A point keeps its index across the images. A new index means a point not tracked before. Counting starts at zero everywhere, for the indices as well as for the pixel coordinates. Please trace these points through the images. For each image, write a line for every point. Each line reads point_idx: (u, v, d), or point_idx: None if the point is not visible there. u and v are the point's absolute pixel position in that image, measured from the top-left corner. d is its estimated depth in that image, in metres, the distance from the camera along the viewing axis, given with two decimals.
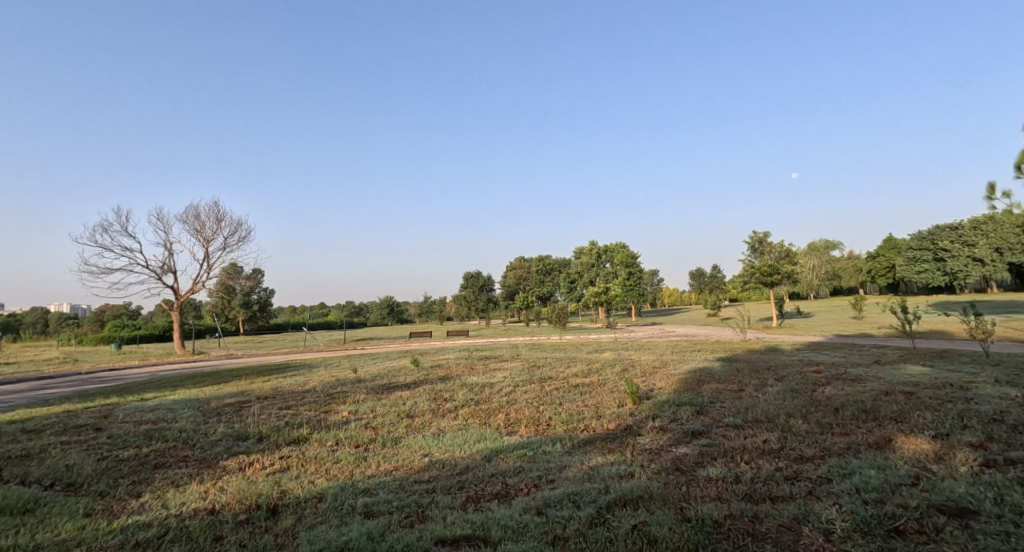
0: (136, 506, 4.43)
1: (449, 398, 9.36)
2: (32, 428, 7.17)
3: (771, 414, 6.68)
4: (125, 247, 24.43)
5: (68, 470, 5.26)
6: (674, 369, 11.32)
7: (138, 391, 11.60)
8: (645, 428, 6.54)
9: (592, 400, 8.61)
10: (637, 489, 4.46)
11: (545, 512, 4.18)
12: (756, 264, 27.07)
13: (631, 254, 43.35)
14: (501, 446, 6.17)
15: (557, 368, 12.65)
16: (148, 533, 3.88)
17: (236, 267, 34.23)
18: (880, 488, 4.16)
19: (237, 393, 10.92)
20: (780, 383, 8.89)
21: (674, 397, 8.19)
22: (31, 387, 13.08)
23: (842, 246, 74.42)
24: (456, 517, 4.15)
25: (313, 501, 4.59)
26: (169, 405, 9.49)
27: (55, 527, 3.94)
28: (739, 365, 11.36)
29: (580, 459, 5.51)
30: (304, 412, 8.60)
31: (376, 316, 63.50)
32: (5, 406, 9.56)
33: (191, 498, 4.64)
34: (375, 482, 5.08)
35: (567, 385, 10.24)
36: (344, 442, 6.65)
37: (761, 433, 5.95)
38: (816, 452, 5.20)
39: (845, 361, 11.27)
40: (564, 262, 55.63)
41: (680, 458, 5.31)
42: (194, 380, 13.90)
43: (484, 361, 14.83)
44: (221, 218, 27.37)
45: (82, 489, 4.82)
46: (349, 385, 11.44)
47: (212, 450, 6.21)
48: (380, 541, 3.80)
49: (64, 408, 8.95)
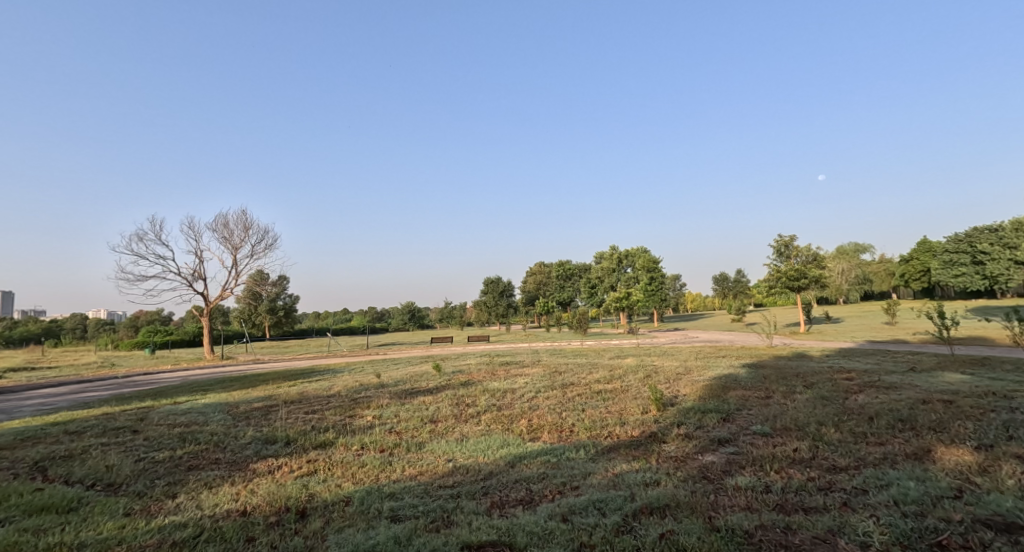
0: (172, 506, 4.55)
1: (472, 404, 9.38)
2: (73, 430, 7.42)
3: (801, 422, 6.54)
4: (159, 255, 24.64)
5: (108, 471, 5.43)
6: (700, 375, 11.13)
7: (171, 395, 11.91)
8: (670, 435, 6.45)
9: (615, 406, 8.53)
10: (664, 497, 4.40)
11: (571, 519, 4.16)
12: (782, 268, 26.56)
13: (652, 259, 42.61)
14: (524, 451, 6.17)
15: (580, 374, 12.59)
16: (184, 534, 3.98)
17: (262, 274, 34.91)
18: (919, 500, 4.02)
19: (265, 397, 11.12)
20: (810, 390, 8.69)
21: (700, 403, 8.07)
22: (72, 390, 13.56)
23: (872, 250, 72.75)
24: (482, 523, 4.15)
25: (340, 505, 4.65)
26: (200, 408, 9.70)
27: (97, 525, 4.07)
28: (767, 372, 11.10)
29: (604, 466, 5.46)
30: (329, 416, 8.73)
31: (398, 322, 63.99)
32: (45, 410, 9.87)
33: (223, 500, 4.74)
34: (400, 486, 5.11)
35: (590, 391, 10.18)
36: (369, 446, 6.73)
37: (790, 441, 5.82)
38: (850, 462, 5.06)
39: (879, 368, 10.94)
40: (584, 266, 53.91)
41: (707, 466, 5.22)
42: (223, 384, 14.23)
43: (506, 367, 14.81)
44: (249, 226, 28.02)
45: (121, 489, 4.97)
46: (372, 390, 11.57)
47: (241, 453, 6.35)
48: (406, 545, 3.82)
49: (101, 410, 9.26)
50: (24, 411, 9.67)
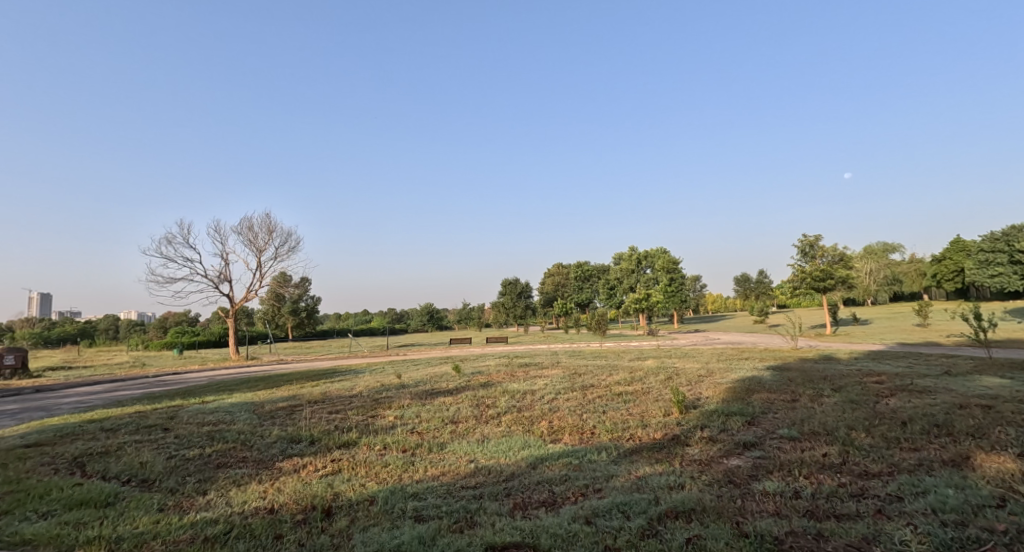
0: (203, 503, 4.65)
1: (492, 405, 9.39)
2: (109, 427, 7.64)
3: (830, 427, 6.38)
4: (186, 259, 26.92)
5: (141, 467, 5.56)
6: (722, 377, 10.95)
7: (199, 394, 12.21)
8: (694, 438, 6.37)
9: (637, 408, 8.46)
10: (689, 501, 4.34)
11: (595, 521, 4.13)
12: (807, 269, 26.00)
13: (673, 259, 42.15)
14: (546, 453, 6.14)
15: (600, 376, 12.50)
16: (215, 530, 4.07)
17: (285, 276, 35.63)
18: (959, 509, 3.89)
19: (289, 397, 11.30)
20: (838, 394, 8.48)
21: (723, 406, 7.93)
22: (104, 389, 13.99)
23: (902, 250, 70.99)
24: (505, 524, 4.15)
25: (365, 504, 4.69)
26: (228, 407, 9.93)
27: (134, 520, 4.18)
28: (793, 375, 10.86)
29: (627, 469, 5.41)
30: (351, 416, 8.83)
31: (417, 323, 64.50)
32: (81, 408, 10.17)
33: (252, 497, 4.83)
34: (423, 486, 5.13)
35: (611, 393, 10.09)
36: (392, 446, 6.78)
37: (819, 446, 5.69)
38: (883, 468, 4.92)
39: (913, 371, 10.60)
40: (603, 267, 53.50)
41: (733, 470, 5.13)
42: (249, 384, 14.48)
43: (524, 368, 14.79)
44: (273, 228, 28.59)
45: (155, 485, 5.09)
46: (393, 390, 11.70)
47: (268, 452, 6.45)
48: (430, 545, 3.84)
49: (136, 408, 9.52)
50: (62, 409, 9.97)
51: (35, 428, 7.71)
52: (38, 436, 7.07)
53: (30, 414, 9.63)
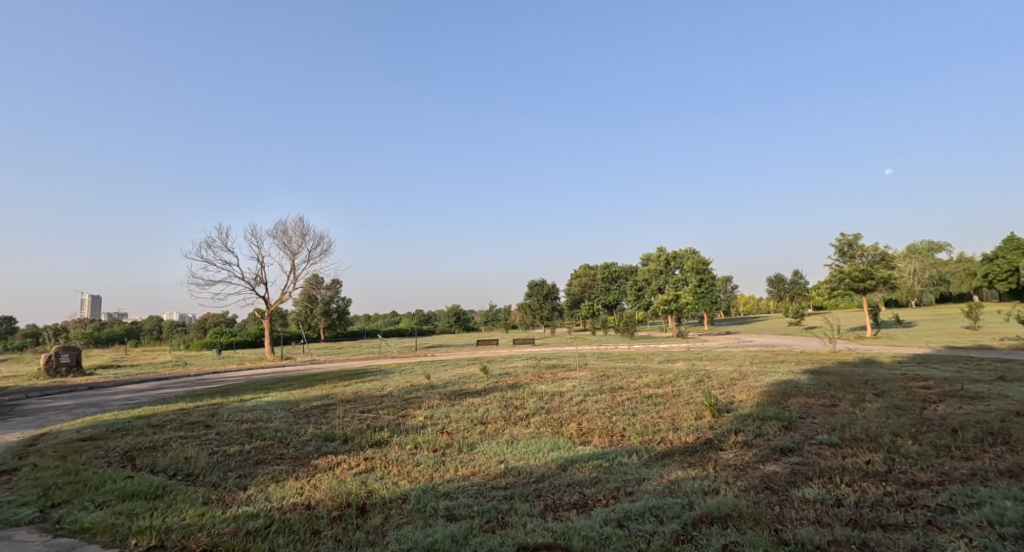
0: (244, 498, 4.80)
1: (520, 406, 9.40)
2: (155, 423, 7.96)
3: (873, 433, 6.17)
4: (225, 262, 27.17)
5: (186, 462, 5.78)
6: (757, 381, 10.70)
7: (238, 393, 12.59)
8: (727, 443, 6.24)
9: (667, 411, 8.33)
10: (724, 507, 4.25)
11: (627, 525, 4.09)
12: (845, 269, 25.18)
13: (702, 260, 41.39)
14: (576, 455, 6.11)
15: (629, 378, 12.34)
16: (256, 524, 4.19)
17: (317, 278, 36.50)
18: (1017, 522, 3.72)
19: (323, 396, 11.56)
20: (880, 399, 8.17)
21: (758, 410, 7.75)
22: (149, 387, 14.58)
23: (949, 249, 67.91)
24: (537, 525, 4.16)
25: (397, 503, 4.76)
26: (265, 406, 10.22)
27: (181, 512, 4.34)
28: (831, 378, 10.52)
29: (659, 473, 5.34)
30: (383, 416, 8.97)
31: (444, 325, 65.03)
32: (130, 404, 10.64)
33: (290, 493, 4.96)
34: (454, 486, 5.18)
35: (641, 395, 9.98)
36: (423, 445, 6.87)
37: (860, 453, 5.51)
38: (932, 477, 4.73)
39: (962, 376, 10.14)
40: (631, 268, 52.91)
41: (770, 476, 5.01)
42: (284, 383, 14.86)
43: (553, 370, 14.74)
44: (306, 232, 29.27)
45: (199, 479, 5.29)
46: (423, 390, 11.84)
47: (304, 449, 6.62)
48: (464, 544, 3.88)
49: (179, 406, 9.88)
50: (112, 405, 10.45)
51: (88, 422, 8.10)
52: (92, 430, 7.43)
53: (84, 409, 10.14)
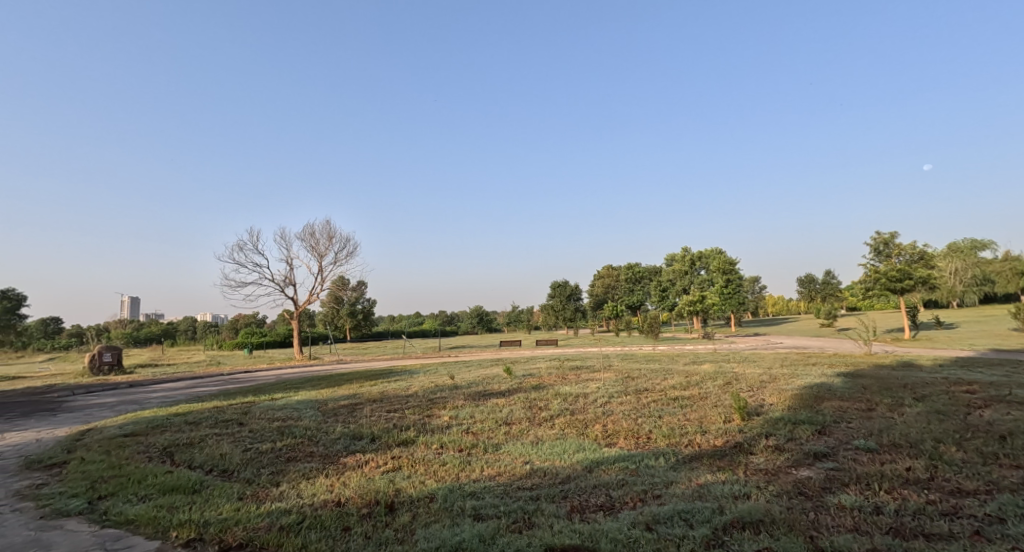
0: (276, 494, 4.91)
1: (545, 407, 9.39)
2: (192, 420, 8.20)
3: (913, 438, 5.97)
4: (256, 264, 28.26)
5: (222, 458, 5.94)
6: (788, 383, 10.45)
7: (269, 391, 12.89)
8: (758, 447, 6.11)
9: (694, 414, 8.21)
10: (756, 512, 4.17)
11: (656, 528, 4.05)
12: (881, 268, 24.46)
13: (729, 260, 40.59)
14: (602, 457, 6.06)
15: (654, 380, 12.17)
16: (289, 519, 4.28)
17: (344, 279, 37.12)
18: None
19: (350, 396, 11.74)
20: (920, 404, 7.89)
21: (789, 414, 7.57)
22: (184, 386, 15.01)
23: (994, 247, 65.04)
24: (564, 526, 4.15)
25: (425, 501, 4.80)
26: (295, 404, 10.42)
27: (217, 506, 4.47)
28: (868, 382, 10.20)
29: (687, 476, 5.26)
30: (409, 415, 9.07)
31: (467, 326, 65.30)
32: (168, 401, 11.02)
33: (320, 490, 5.05)
34: (480, 486, 5.21)
35: (667, 397, 9.84)
36: (448, 445, 6.92)
37: (899, 459, 5.34)
38: (978, 485, 4.56)
39: (1009, 381, 9.71)
40: (655, 268, 52.27)
41: (803, 481, 4.88)
42: (312, 382, 15.13)
43: (576, 371, 14.64)
44: (333, 235, 29.81)
45: (234, 475, 5.43)
46: (447, 390, 11.92)
47: (333, 447, 6.73)
48: (491, 544, 3.89)
49: (213, 404, 10.15)
50: (151, 403, 10.82)
51: (129, 419, 8.39)
52: (133, 426, 7.70)
53: (126, 406, 10.52)
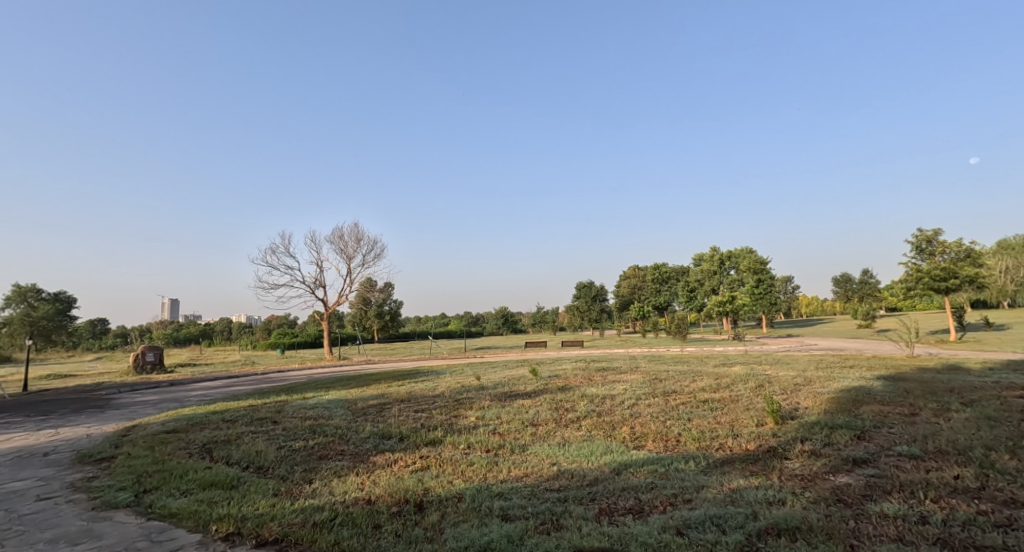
0: (310, 490, 5.03)
1: (571, 409, 9.35)
2: (229, 418, 8.46)
3: (961, 446, 5.74)
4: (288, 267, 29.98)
5: (257, 455, 6.12)
6: (824, 387, 10.16)
7: (301, 391, 13.20)
8: (793, 451, 5.98)
9: (725, 417, 8.08)
10: (793, 519, 4.08)
11: (687, 533, 4.00)
12: (923, 267, 23.61)
13: (759, 260, 39.61)
14: (631, 460, 6.01)
15: (682, 382, 12.01)
16: (322, 516, 4.38)
17: (372, 281, 37.69)
18: None
19: (379, 396, 11.90)
20: (967, 409, 7.57)
21: (827, 418, 7.37)
22: (221, 384, 15.47)
23: None
24: (592, 529, 4.14)
25: (454, 501, 4.85)
26: (326, 404, 10.62)
27: (254, 502, 4.60)
28: (910, 386, 9.83)
29: (719, 480, 5.18)
30: (436, 416, 9.16)
31: (492, 327, 65.42)
32: (206, 400, 11.40)
33: (352, 488, 5.15)
34: (508, 486, 5.23)
35: (695, 400, 9.69)
36: (475, 446, 6.96)
37: (946, 467, 5.15)
38: None
39: None
40: (682, 268, 51.43)
41: (842, 488, 4.75)
42: (342, 382, 15.42)
43: (603, 373, 14.54)
44: (361, 237, 30.34)
45: (269, 472, 5.59)
46: (474, 391, 11.98)
47: (363, 446, 6.85)
48: (519, 544, 3.91)
49: (248, 403, 10.44)
50: (191, 401, 11.21)
51: (171, 416, 8.71)
52: (174, 423, 7.99)
53: (167, 404, 10.93)
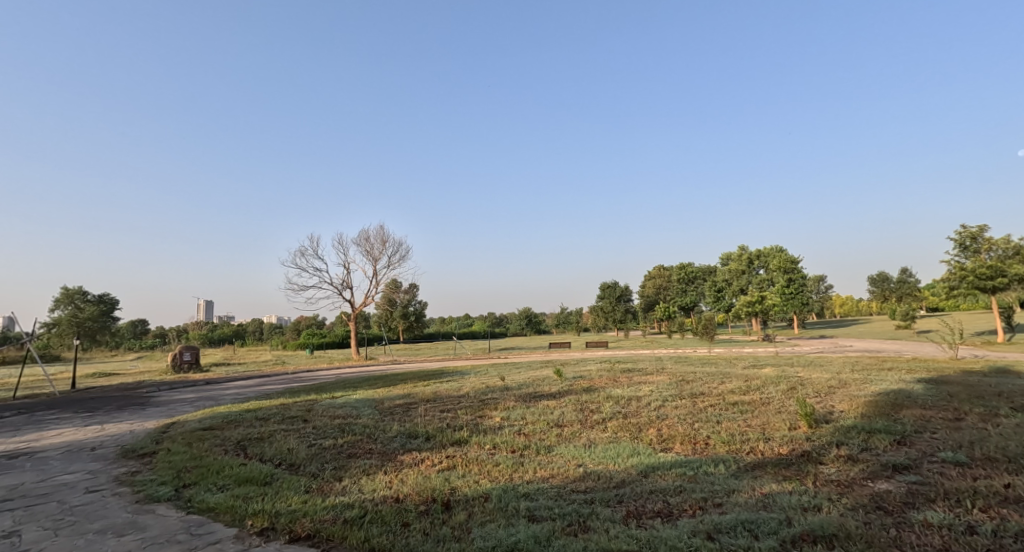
0: (340, 488, 5.10)
1: (597, 410, 9.28)
2: (261, 416, 8.65)
3: (1011, 453, 5.49)
4: (316, 268, 30.29)
5: (289, 453, 6.24)
6: (861, 389, 9.84)
7: (330, 390, 13.44)
8: (828, 456, 5.81)
9: (756, 420, 7.90)
10: (830, 525, 3.96)
11: (717, 538, 3.93)
12: (969, 265, 22.72)
13: (790, 258, 38.38)
14: (658, 462, 5.94)
15: (711, 384, 11.80)
16: (352, 513, 4.44)
17: (397, 282, 37.92)
18: None
19: (406, 395, 12.01)
20: (1016, 415, 7.23)
21: (864, 422, 7.14)
22: (253, 383, 15.85)
23: None
24: (620, 531, 4.09)
25: (480, 500, 4.87)
26: (354, 403, 10.78)
27: (287, 498, 4.69)
28: (954, 389, 9.43)
29: (750, 485, 5.07)
30: (462, 416, 9.21)
31: (516, 327, 65.44)
32: (240, 398, 11.72)
33: (380, 486, 5.21)
34: (534, 487, 5.22)
35: (724, 402, 9.51)
36: (501, 446, 6.98)
37: (995, 475, 4.94)
38: None
39: None
40: (709, 268, 50.58)
41: (882, 495, 4.60)
42: (370, 382, 15.64)
43: (628, 374, 14.41)
44: (386, 239, 30.67)
45: (300, 469, 5.70)
46: (499, 392, 11.98)
47: (390, 445, 6.93)
48: (547, 545, 3.89)
49: (279, 401, 10.67)
50: (225, 399, 11.54)
51: (207, 413, 8.97)
52: (210, 421, 8.21)
53: (203, 402, 11.26)
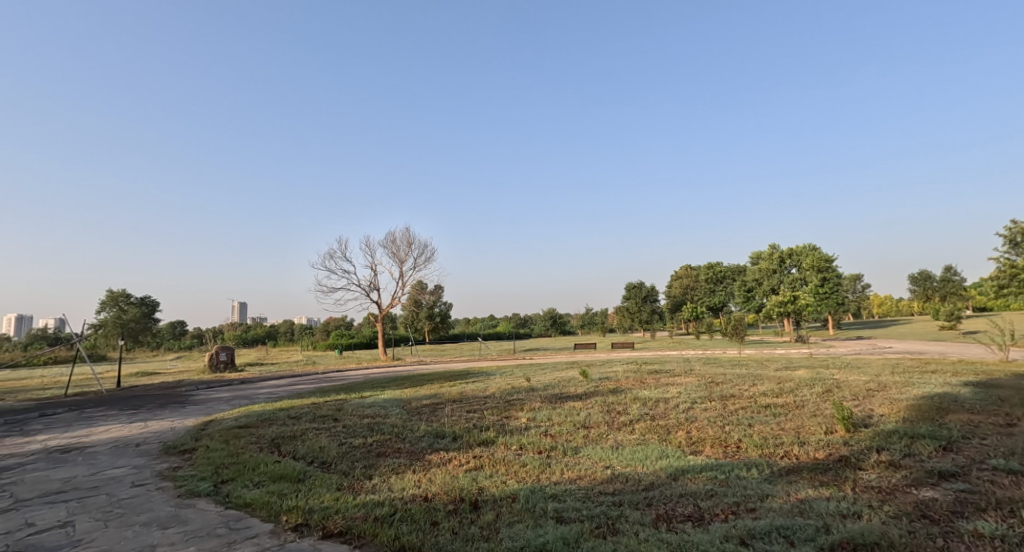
0: (370, 486, 5.16)
1: (624, 411, 9.20)
2: (293, 415, 8.83)
3: None
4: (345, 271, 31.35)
5: (320, 451, 6.35)
6: (901, 393, 9.49)
7: (359, 390, 13.65)
8: (868, 462, 5.61)
9: (790, 423, 7.70)
10: (871, 533, 3.82)
11: (751, 543, 3.84)
12: (1019, 263, 21.71)
13: (824, 257, 36.92)
14: (688, 465, 5.85)
15: (741, 386, 11.56)
16: (382, 511, 4.48)
17: (422, 283, 38.04)
18: None
19: (432, 396, 12.09)
20: None
21: (905, 427, 6.88)
22: (284, 383, 16.23)
23: None
24: (650, 535, 4.03)
25: (508, 501, 4.86)
26: (382, 403, 10.91)
27: (319, 495, 4.77)
28: (1003, 393, 9.02)
29: (785, 490, 4.93)
30: (489, 416, 9.22)
31: (541, 328, 65.39)
32: (273, 397, 12.02)
33: (409, 485, 5.26)
34: (562, 488, 5.19)
35: (756, 405, 9.29)
36: (528, 446, 6.96)
37: None
38: None
39: None
40: (738, 267, 49.68)
41: (927, 503, 4.42)
42: (397, 382, 15.85)
43: (656, 375, 14.22)
44: (412, 241, 31.01)
45: (331, 467, 5.79)
46: (525, 392, 11.96)
47: (418, 445, 6.98)
48: (576, 547, 3.86)
49: (310, 401, 10.88)
50: (258, 398, 11.84)
51: (242, 412, 9.21)
52: (246, 419, 8.43)
53: (238, 401, 11.56)
